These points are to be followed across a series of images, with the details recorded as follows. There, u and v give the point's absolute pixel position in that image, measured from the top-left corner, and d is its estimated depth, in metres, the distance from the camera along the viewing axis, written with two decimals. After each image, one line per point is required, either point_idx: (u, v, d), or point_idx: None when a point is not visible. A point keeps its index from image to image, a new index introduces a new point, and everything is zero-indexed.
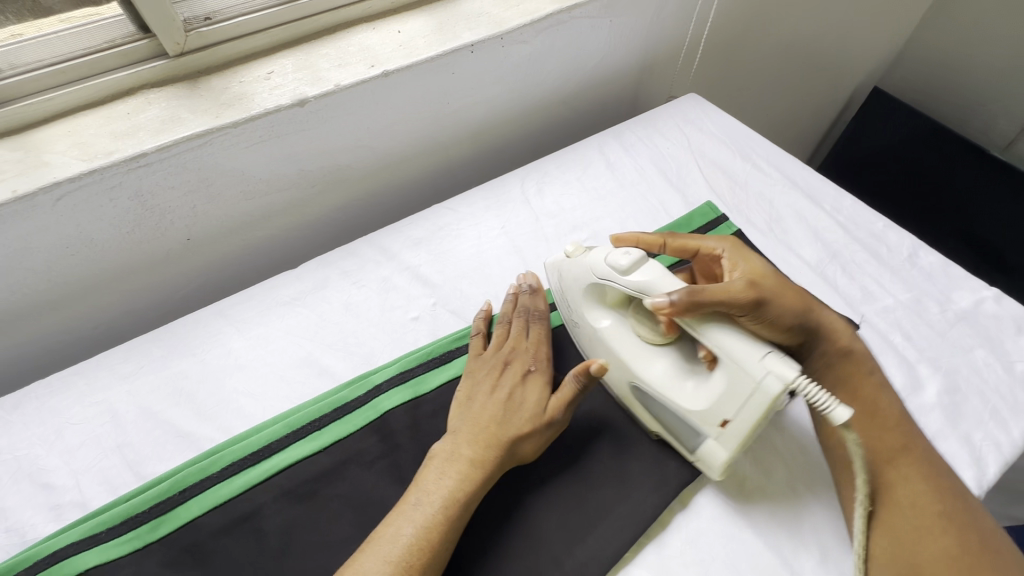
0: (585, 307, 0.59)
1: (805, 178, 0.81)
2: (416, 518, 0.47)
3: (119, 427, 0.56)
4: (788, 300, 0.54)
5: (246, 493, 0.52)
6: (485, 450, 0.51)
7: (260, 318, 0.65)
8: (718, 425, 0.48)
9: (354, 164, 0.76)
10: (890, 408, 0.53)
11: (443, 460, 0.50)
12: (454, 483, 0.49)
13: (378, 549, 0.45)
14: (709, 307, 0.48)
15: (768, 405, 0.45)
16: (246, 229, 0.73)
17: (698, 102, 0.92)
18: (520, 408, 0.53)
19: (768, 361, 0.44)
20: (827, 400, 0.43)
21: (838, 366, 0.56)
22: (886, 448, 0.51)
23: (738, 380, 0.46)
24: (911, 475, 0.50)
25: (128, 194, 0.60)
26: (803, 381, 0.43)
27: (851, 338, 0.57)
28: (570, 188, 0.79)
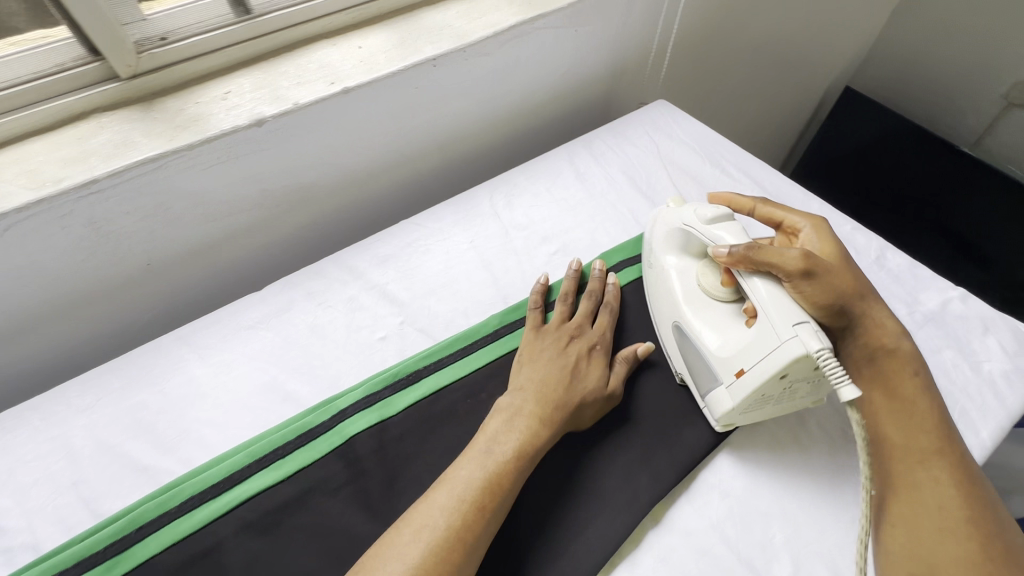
0: (667, 248, 0.65)
1: (774, 183, 0.81)
2: (487, 463, 0.49)
3: (74, 463, 0.55)
4: (841, 279, 0.53)
5: (207, 527, 0.50)
6: (552, 409, 0.53)
7: (222, 344, 0.63)
8: (735, 374, 0.53)
9: (319, 182, 0.74)
10: (929, 409, 0.50)
11: (512, 415, 0.53)
12: (523, 435, 0.51)
13: (451, 488, 0.48)
14: (761, 263, 0.53)
15: (785, 364, 0.48)
16: (210, 252, 0.72)
17: (667, 108, 0.92)
18: (584, 376, 0.57)
19: (799, 329, 0.49)
20: (841, 377, 0.45)
21: (882, 364, 0.53)
22: (918, 448, 0.49)
23: (766, 336, 0.51)
24: (942, 477, 0.47)
25: (81, 222, 0.59)
26: (826, 354, 0.47)
27: (897, 336, 0.54)
28: (539, 199, 0.78)
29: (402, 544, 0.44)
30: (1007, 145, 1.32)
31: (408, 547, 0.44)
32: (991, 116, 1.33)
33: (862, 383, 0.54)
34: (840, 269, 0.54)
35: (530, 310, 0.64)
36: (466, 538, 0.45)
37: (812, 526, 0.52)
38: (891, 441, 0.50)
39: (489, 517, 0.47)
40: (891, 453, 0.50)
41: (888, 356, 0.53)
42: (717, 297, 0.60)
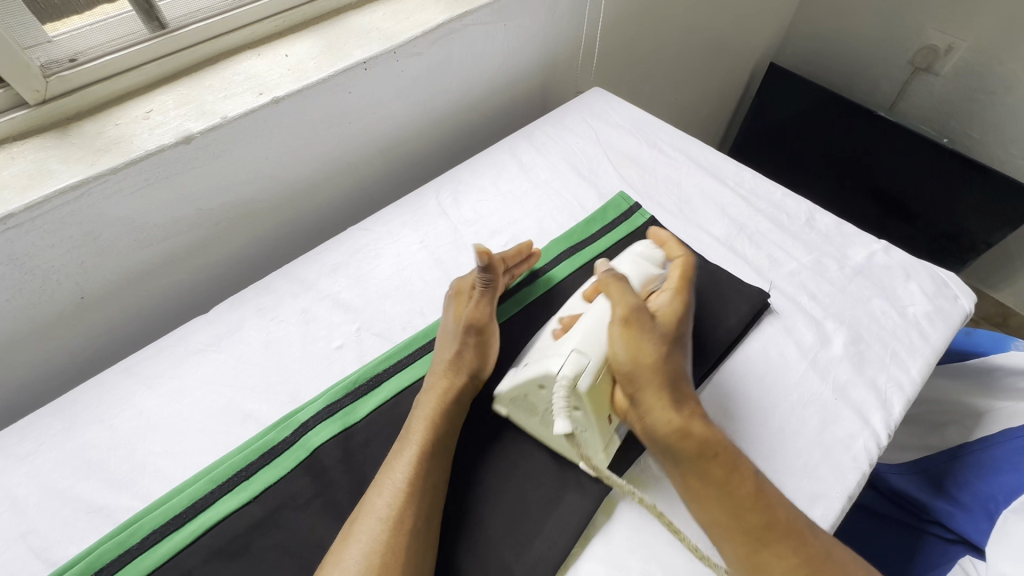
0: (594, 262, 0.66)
1: (708, 158, 0.85)
2: (400, 448, 0.53)
3: (20, 514, 0.52)
4: (632, 350, 0.52)
5: (173, 559, 0.49)
6: (432, 378, 0.57)
7: (172, 371, 0.61)
8: (524, 365, 0.55)
9: (259, 196, 0.73)
10: (745, 485, 0.48)
11: (418, 398, 0.57)
12: (420, 411, 0.55)
13: (379, 482, 0.51)
14: (607, 289, 0.57)
15: (535, 374, 0.51)
16: (148, 278, 0.69)
17: (602, 95, 0.94)
18: (446, 326, 0.61)
19: (573, 353, 0.51)
20: (560, 407, 0.50)
21: (687, 441, 0.50)
22: (750, 528, 0.47)
23: (556, 351, 0.53)
24: (786, 552, 0.46)
25: (0, 259, 0.55)
26: (561, 380, 0.50)
27: (689, 415, 0.51)
28: (485, 194, 0.79)
29: (346, 546, 0.47)
30: (919, 106, 1.43)
31: (349, 546, 0.47)
32: (901, 81, 1.43)
33: (668, 469, 0.52)
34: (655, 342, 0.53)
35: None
36: (397, 512, 0.48)
37: None
38: (723, 527, 0.48)
39: (415, 488, 0.49)
40: (726, 538, 0.48)
41: (684, 433, 0.50)
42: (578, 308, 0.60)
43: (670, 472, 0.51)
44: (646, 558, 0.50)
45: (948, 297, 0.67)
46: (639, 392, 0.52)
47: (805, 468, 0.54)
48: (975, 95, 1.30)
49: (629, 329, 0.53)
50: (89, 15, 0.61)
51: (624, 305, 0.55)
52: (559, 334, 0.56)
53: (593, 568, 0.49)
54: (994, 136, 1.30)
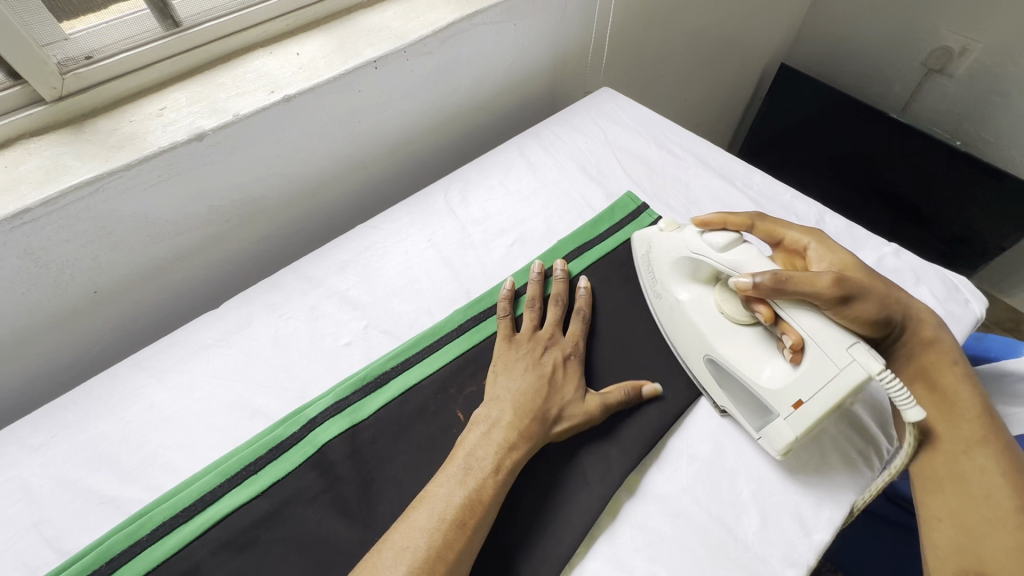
0: (675, 280, 0.64)
1: (717, 158, 0.85)
2: (467, 480, 0.49)
3: (33, 504, 0.53)
4: (869, 305, 0.55)
5: (182, 552, 0.50)
6: (530, 421, 0.54)
7: (182, 365, 0.62)
8: (793, 405, 0.51)
9: (269, 194, 0.73)
10: (972, 402, 0.55)
11: (486, 427, 0.53)
12: (501, 449, 0.51)
13: (431, 508, 0.47)
14: (787, 290, 0.52)
15: (848, 391, 0.49)
16: (160, 274, 0.70)
17: (610, 95, 0.94)
18: (562, 385, 0.57)
19: (852, 352, 0.49)
20: (907, 400, 0.48)
21: (926, 355, 0.58)
22: (962, 438, 0.54)
23: (822, 365, 0.51)
24: (990, 467, 0.51)
25: (15, 253, 0.56)
26: (888, 373, 0.48)
27: (937, 329, 0.59)
28: (493, 193, 0.79)
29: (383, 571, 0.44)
30: (932, 108, 1.41)
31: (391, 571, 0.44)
32: (915, 82, 1.42)
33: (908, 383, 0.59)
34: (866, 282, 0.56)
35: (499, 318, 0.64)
36: (449, 556, 0.45)
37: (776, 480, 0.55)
38: (930, 434, 0.55)
39: (472, 538, 0.47)
40: (938, 442, 0.54)
41: (932, 348, 0.58)
42: (737, 322, 0.59)
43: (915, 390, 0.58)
44: (650, 558, 0.50)
45: (959, 301, 0.67)
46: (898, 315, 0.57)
47: (810, 472, 0.55)
48: (990, 98, 1.28)
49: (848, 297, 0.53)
50: (105, 13, 0.62)
51: (823, 282, 0.52)
52: (798, 355, 0.53)
53: (597, 568, 0.50)
54: (1008, 138, 1.29)
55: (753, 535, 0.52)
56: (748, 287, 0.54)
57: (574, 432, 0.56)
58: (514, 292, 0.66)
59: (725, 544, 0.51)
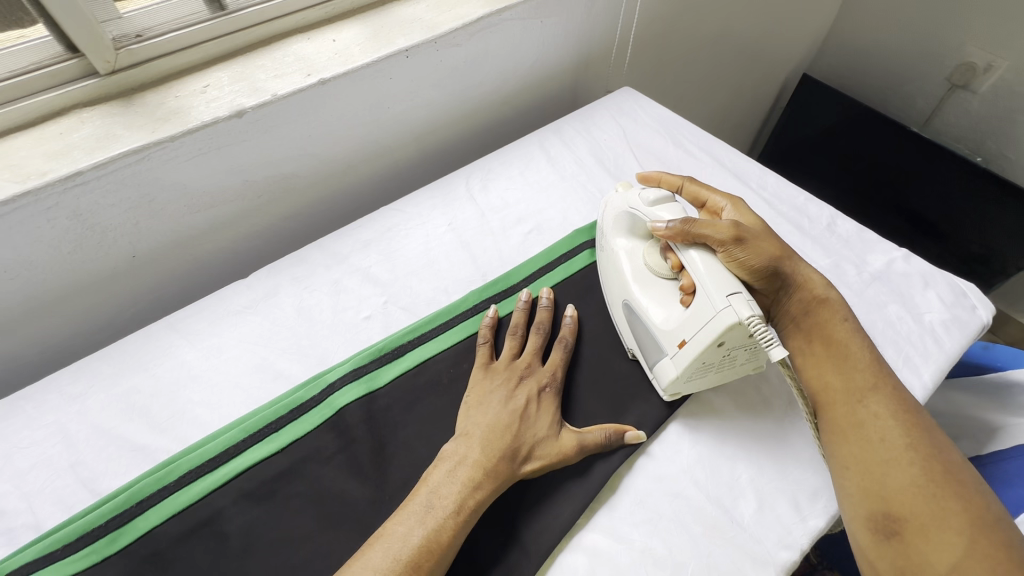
0: (616, 232, 0.68)
1: (733, 159, 0.86)
2: (427, 520, 0.48)
3: (70, 447, 0.56)
4: (755, 257, 0.57)
5: (205, 499, 0.53)
6: (498, 460, 0.52)
7: (212, 329, 0.65)
8: (679, 344, 0.56)
9: (300, 172, 0.77)
10: (860, 352, 0.57)
11: (454, 464, 0.52)
12: (465, 489, 0.50)
13: (386, 547, 0.46)
14: (695, 236, 0.58)
15: (721, 331, 0.52)
16: (193, 244, 0.73)
17: (631, 95, 0.96)
18: (534, 420, 0.55)
19: (731, 299, 0.52)
20: (770, 339, 0.51)
21: (816, 314, 0.59)
22: (855, 388, 0.55)
23: (702, 308, 0.54)
24: (880, 412, 0.53)
25: (66, 214, 0.60)
26: (756, 322, 0.51)
27: (826, 286, 0.61)
28: (513, 183, 0.82)
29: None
30: (954, 124, 1.41)
31: None
32: (938, 97, 1.42)
33: (795, 343, 0.60)
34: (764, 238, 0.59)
35: (478, 345, 0.63)
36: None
37: (773, 467, 0.57)
38: (829, 388, 0.56)
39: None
40: (834, 398, 0.55)
41: (821, 305, 0.60)
42: (659, 274, 0.63)
43: (799, 347, 0.60)
44: (648, 533, 0.52)
45: (966, 307, 0.68)
46: (788, 271, 0.59)
47: (809, 461, 0.57)
48: (1013, 115, 1.28)
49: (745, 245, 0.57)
50: None
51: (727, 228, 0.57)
52: (690, 296, 0.58)
53: (596, 538, 0.52)
54: None
55: (749, 518, 0.53)
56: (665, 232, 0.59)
57: (545, 471, 0.54)
58: (497, 320, 0.65)
59: (720, 523, 0.53)
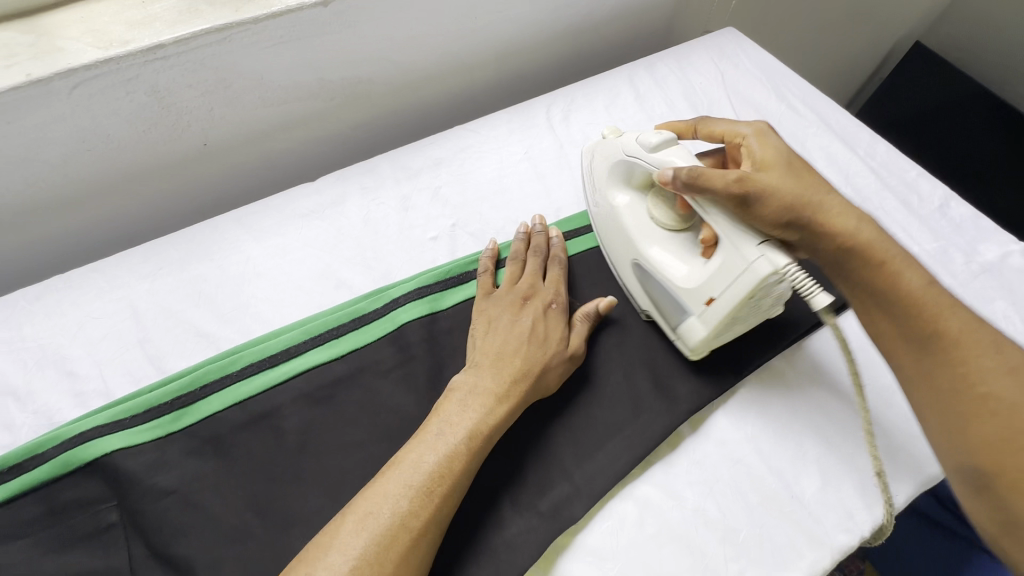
0: (612, 185, 0.61)
1: (841, 121, 0.78)
2: (440, 447, 0.46)
3: (139, 323, 0.57)
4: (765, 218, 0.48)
5: (264, 393, 0.53)
6: (515, 381, 0.50)
7: (279, 228, 0.64)
8: (705, 302, 0.51)
9: (376, 77, 0.72)
10: (924, 289, 0.46)
11: (466, 393, 0.49)
12: (478, 416, 0.48)
13: (399, 473, 0.44)
14: (699, 187, 0.50)
15: (754, 287, 0.47)
16: (262, 140, 0.71)
17: (735, 37, 0.87)
18: (545, 338, 0.53)
19: (764, 248, 0.47)
20: (811, 287, 0.45)
21: (853, 257, 0.48)
22: (921, 330, 0.45)
23: (732, 260, 0.49)
24: (968, 354, 0.44)
25: (145, 88, 0.59)
26: (793, 270, 0.46)
27: (840, 211, 0.49)
28: (596, 118, 0.76)
29: (346, 533, 0.41)
30: None
31: (350, 539, 0.41)
32: None
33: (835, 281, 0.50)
34: (777, 181, 0.49)
35: (478, 275, 0.60)
36: (413, 527, 0.42)
37: (843, 450, 0.54)
38: (886, 334, 0.48)
39: (442, 503, 0.44)
40: (890, 347, 0.47)
41: (853, 251, 0.48)
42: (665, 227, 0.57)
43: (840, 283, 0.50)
44: (703, 494, 0.51)
45: None
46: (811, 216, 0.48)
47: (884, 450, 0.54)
48: None
49: (756, 208, 0.48)
50: None
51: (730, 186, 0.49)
52: (711, 249, 0.53)
53: (649, 491, 0.51)
54: None
55: (811, 496, 0.51)
56: (671, 183, 0.51)
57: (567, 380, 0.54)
58: (497, 249, 0.61)
59: (779, 497, 0.51)
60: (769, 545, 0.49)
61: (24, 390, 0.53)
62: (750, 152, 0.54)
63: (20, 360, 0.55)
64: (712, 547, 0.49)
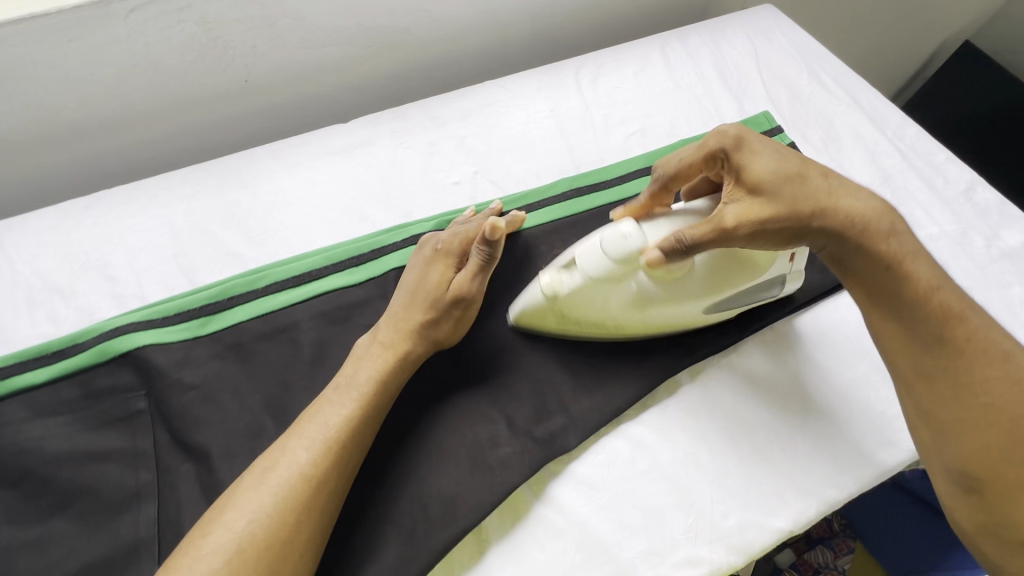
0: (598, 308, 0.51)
1: (873, 102, 0.77)
2: (339, 404, 0.47)
3: (175, 238, 0.61)
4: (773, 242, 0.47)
5: (285, 309, 0.56)
6: (401, 337, 0.50)
7: (309, 162, 0.67)
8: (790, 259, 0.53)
9: (412, 28, 0.75)
10: (920, 278, 0.46)
11: (365, 350, 0.50)
12: (376, 372, 0.48)
13: (301, 432, 0.45)
14: (712, 241, 0.46)
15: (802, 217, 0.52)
16: (300, 81, 0.74)
17: (772, 14, 0.86)
18: (428, 290, 0.52)
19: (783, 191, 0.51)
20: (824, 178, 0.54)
21: (870, 252, 0.47)
22: (925, 333, 0.45)
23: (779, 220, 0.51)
24: (972, 362, 0.44)
25: (195, 18, 0.62)
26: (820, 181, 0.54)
27: (850, 202, 0.47)
28: (624, 82, 0.77)
29: (245, 493, 0.42)
30: None
31: (249, 496, 0.42)
32: None
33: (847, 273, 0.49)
34: (761, 206, 0.46)
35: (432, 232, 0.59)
36: (320, 480, 0.43)
37: (840, 412, 0.55)
38: (886, 326, 0.48)
39: (345, 456, 0.45)
40: (891, 338, 0.48)
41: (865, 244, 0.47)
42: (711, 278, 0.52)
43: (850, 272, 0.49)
44: (695, 439, 0.52)
45: None
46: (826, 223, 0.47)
47: (881, 416, 0.55)
48: None
49: (754, 238, 0.47)
50: None
51: (734, 228, 0.46)
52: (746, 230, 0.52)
53: (642, 431, 0.53)
54: None
55: (801, 451, 0.53)
56: (666, 261, 0.47)
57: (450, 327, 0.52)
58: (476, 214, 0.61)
59: (770, 448, 0.52)
60: (756, 491, 0.50)
61: (69, 288, 0.58)
62: (736, 167, 0.48)
63: (65, 262, 0.59)
64: (699, 488, 0.50)
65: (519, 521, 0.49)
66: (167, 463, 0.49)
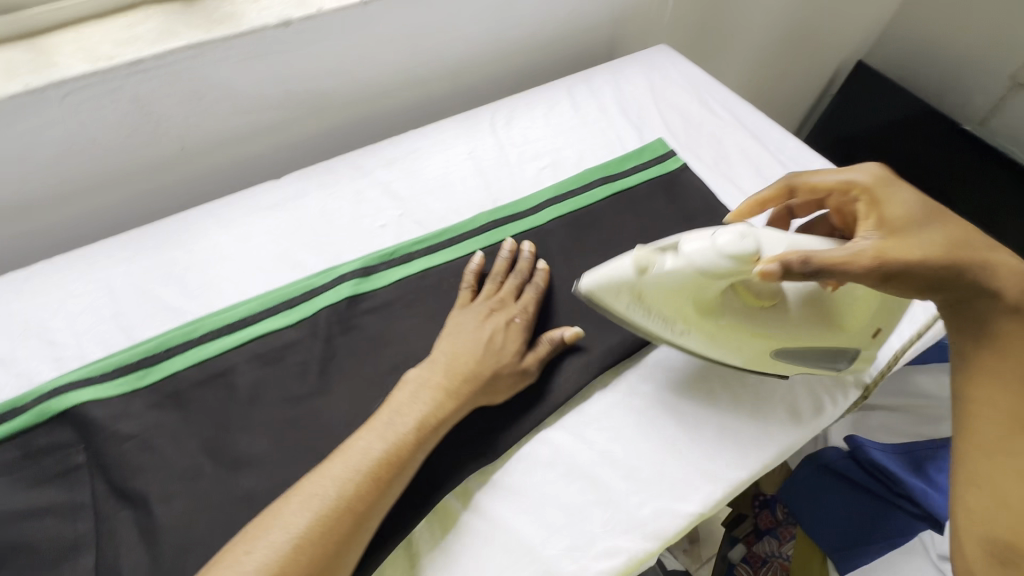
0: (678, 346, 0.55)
1: (756, 122, 0.87)
2: (387, 436, 0.50)
3: (114, 300, 0.64)
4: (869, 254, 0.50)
5: (221, 355, 0.59)
6: (461, 382, 0.55)
7: (243, 218, 0.72)
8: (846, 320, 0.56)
9: (336, 90, 0.82)
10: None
11: (417, 385, 0.54)
12: (428, 408, 0.52)
13: (346, 459, 0.48)
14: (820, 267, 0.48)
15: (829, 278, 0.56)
16: (233, 145, 0.80)
17: (665, 53, 0.97)
18: (497, 351, 0.57)
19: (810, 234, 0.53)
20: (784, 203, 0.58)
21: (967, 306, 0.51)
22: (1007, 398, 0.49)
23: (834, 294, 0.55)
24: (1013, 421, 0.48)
25: (127, 97, 0.68)
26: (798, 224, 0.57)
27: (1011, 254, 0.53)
28: (535, 122, 0.85)
29: (287, 510, 0.45)
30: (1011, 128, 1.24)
31: (294, 518, 0.45)
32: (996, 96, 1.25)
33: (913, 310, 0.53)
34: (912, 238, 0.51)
35: (461, 287, 0.63)
36: (359, 508, 0.46)
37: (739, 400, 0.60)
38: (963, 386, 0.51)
39: (385, 489, 0.48)
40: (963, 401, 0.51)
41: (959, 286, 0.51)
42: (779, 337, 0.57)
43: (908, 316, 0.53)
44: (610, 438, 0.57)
45: None
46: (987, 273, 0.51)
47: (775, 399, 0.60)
48: None
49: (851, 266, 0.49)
50: None
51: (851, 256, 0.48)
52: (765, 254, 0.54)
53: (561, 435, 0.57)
54: None
55: (707, 438, 0.57)
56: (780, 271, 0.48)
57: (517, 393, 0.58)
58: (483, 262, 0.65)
59: (680, 439, 0.57)
60: (668, 480, 0.55)
61: (9, 356, 0.60)
62: (875, 198, 0.55)
63: (5, 332, 0.61)
64: (617, 483, 0.54)
65: (449, 532, 0.52)
66: (107, 513, 0.51)
